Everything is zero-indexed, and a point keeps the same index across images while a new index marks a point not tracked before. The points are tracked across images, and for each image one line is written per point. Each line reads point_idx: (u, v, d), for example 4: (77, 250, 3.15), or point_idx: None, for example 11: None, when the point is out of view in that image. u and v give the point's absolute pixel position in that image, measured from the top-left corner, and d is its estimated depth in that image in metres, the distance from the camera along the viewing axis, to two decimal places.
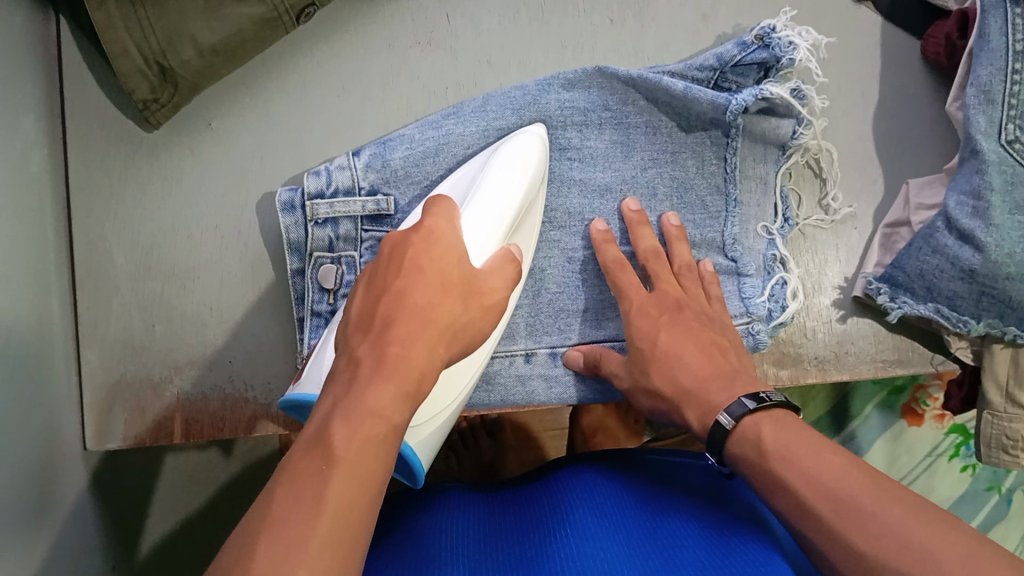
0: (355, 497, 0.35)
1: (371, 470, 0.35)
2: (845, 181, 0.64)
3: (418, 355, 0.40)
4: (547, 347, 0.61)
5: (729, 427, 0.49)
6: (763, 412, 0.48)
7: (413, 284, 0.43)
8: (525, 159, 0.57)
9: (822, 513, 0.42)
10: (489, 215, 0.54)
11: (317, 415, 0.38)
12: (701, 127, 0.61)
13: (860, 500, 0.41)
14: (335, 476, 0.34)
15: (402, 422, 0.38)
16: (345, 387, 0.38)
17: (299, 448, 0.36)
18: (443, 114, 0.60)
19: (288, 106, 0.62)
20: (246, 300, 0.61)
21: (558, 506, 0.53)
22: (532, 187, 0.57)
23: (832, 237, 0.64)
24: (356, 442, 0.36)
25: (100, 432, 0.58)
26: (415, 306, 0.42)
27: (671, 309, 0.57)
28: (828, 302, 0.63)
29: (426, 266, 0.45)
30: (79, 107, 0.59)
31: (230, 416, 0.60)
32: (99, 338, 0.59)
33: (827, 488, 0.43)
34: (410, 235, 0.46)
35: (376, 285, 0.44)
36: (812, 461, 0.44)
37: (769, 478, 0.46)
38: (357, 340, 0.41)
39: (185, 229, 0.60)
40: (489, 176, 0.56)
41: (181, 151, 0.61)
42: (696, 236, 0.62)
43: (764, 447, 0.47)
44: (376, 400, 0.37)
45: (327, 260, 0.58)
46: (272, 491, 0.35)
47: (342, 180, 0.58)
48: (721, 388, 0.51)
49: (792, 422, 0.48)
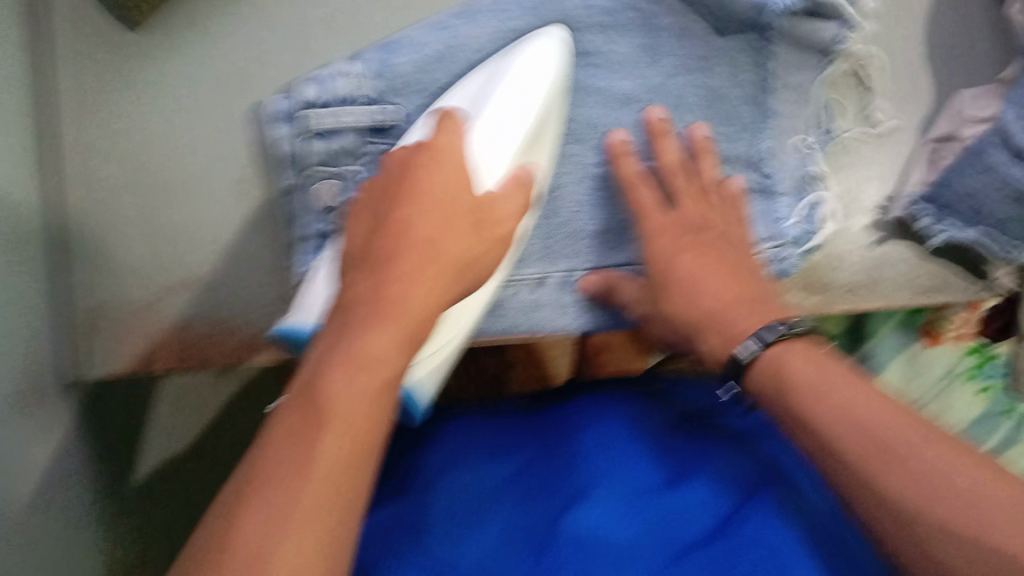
0: (347, 456, 0.34)
1: (360, 425, 0.35)
2: (893, 91, 0.59)
3: (419, 293, 0.39)
4: (564, 271, 0.57)
5: (747, 360, 0.47)
6: (784, 339, 0.46)
7: (419, 214, 0.42)
8: (544, 68, 0.53)
9: (852, 454, 0.40)
10: (502, 140, 0.51)
11: (312, 361, 0.37)
12: (736, 29, 0.55)
13: (892, 436, 0.39)
14: (328, 430, 0.34)
15: (397, 373, 0.37)
16: (339, 331, 0.37)
17: (292, 397, 0.36)
18: (453, 13, 0.56)
19: (280, 2, 0.57)
20: (241, 218, 0.57)
21: (574, 436, 0.52)
22: (548, 105, 0.53)
23: (875, 152, 0.59)
24: (347, 394, 0.35)
25: (89, 353, 0.56)
26: (421, 237, 0.41)
27: (691, 233, 0.55)
28: (863, 224, 0.59)
29: (430, 194, 0.43)
30: (60, 5, 0.54)
31: (226, 340, 0.57)
32: (92, 258, 0.56)
33: (862, 424, 0.40)
34: (418, 152, 0.44)
35: (378, 212, 0.43)
36: (862, 406, 0.41)
37: (794, 414, 0.43)
38: (353, 275, 0.40)
39: (175, 138, 0.56)
40: (502, 90, 0.52)
41: (168, 53, 0.56)
42: (726, 149, 0.57)
43: (789, 383, 0.44)
44: (372, 350, 0.36)
45: (328, 174, 0.55)
46: (262, 451, 0.34)
47: (342, 87, 0.54)
48: (745, 312, 0.50)
49: (812, 351, 0.45)
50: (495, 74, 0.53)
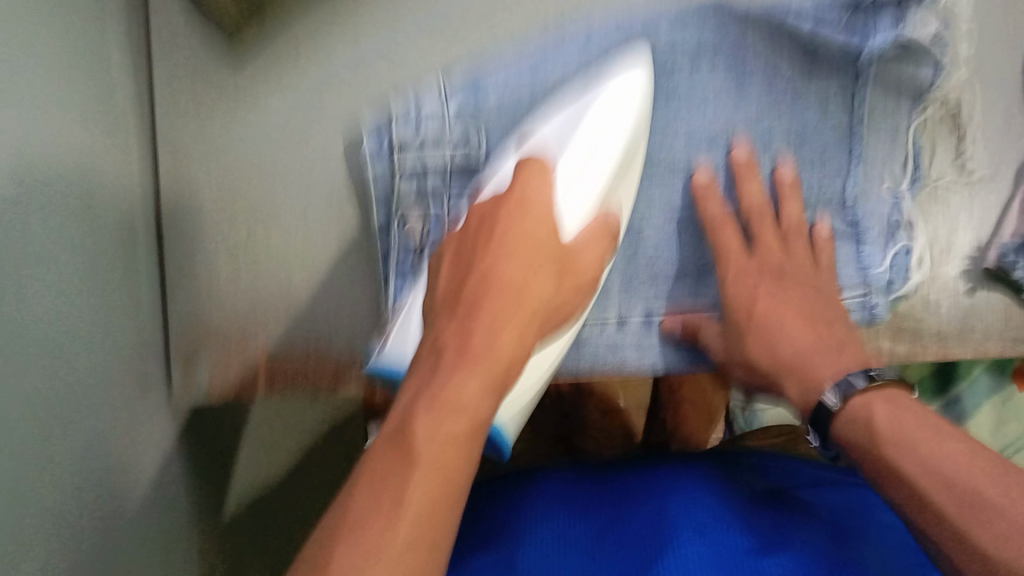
0: (439, 499, 0.32)
1: (454, 470, 0.33)
2: (988, 136, 0.57)
3: (505, 343, 0.39)
4: (642, 313, 0.58)
5: (835, 408, 0.45)
6: (876, 390, 0.43)
7: (501, 260, 0.43)
8: (626, 108, 0.53)
9: (940, 504, 0.37)
10: (586, 174, 0.52)
11: (399, 405, 0.36)
12: (827, 73, 0.55)
13: (989, 496, 0.36)
14: (415, 476, 0.32)
15: (485, 417, 0.36)
16: (426, 377, 0.36)
17: (379, 443, 0.34)
18: (534, 56, 0.57)
19: (374, 40, 0.58)
20: (334, 249, 0.59)
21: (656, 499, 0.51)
22: (634, 141, 0.54)
23: (968, 201, 0.57)
24: (438, 439, 0.34)
25: (186, 385, 0.59)
26: (503, 283, 0.42)
27: (771, 277, 0.53)
28: (954, 273, 0.57)
29: (515, 245, 0.44)
30: (166, 41, 0.57)
31: (315, 368, 0.60)
32: (188, 284, 0.58)
33: (949, 478, 0.38)
34: (500, 204, 0.47)
35: (464, 257, 0.44)
36: (935, 447, 0.39)
37: (882, 466, 0.41)
38: (442, 321, 0.40)
39: (272, 171, 0.59)
40: (586, 130, 0.53)
41: (266, 88, 0.58)
42: (812, 192, 0.57)
43: (876, 432, 0.42)
44: (460, 392, 0.35)
45: (417, 213, 0.57)
46: (348, 498, 0.32)
47: (432, 128, 0.56)
48: (827, 361, 0.47)
49: (907, 403, 0.43)
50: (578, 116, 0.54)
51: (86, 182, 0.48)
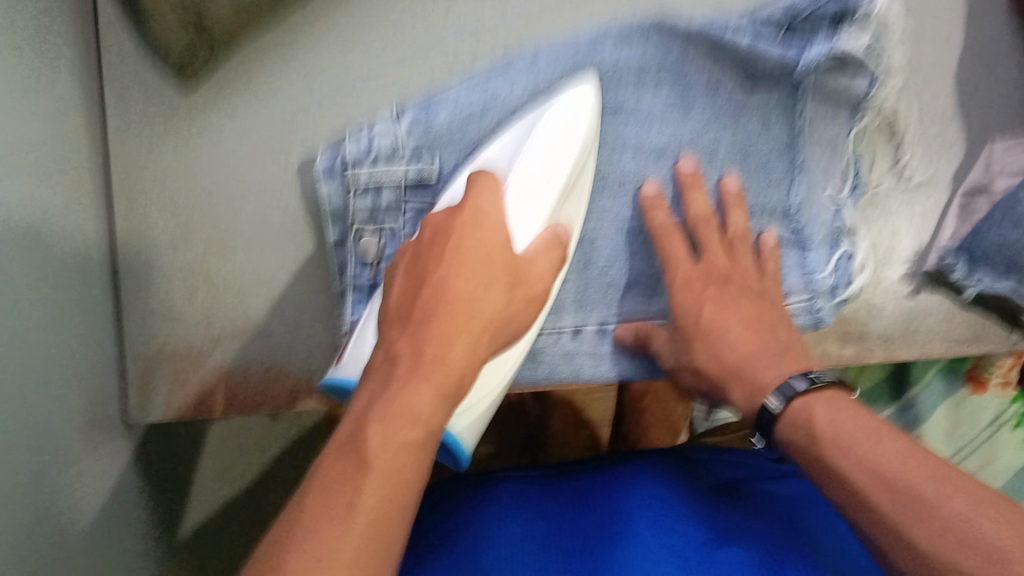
0: (389, 509, 0.33)
1: (406, 477, 0.34)
2: (922, 145, 0.60)
3: (458, 354, 0.39)
4: (596, 322, 0.59)
5: (777, 411, 0.46)
6: (814, 393, 0.45)
7: (454, 272, 0.43)
8: (573, 126, 0.54)
9: (878, 504, 0.39)
10: (536, 192, 0.53)
11: (352, 415, 0.36)
12: (767, 86, 0.57)
13: (925, 493, 0.38)
14: (369, 486, 0.33)
15: (438, 427, 0.37)
16: (383, 383, 0.37)
17: (332, 450, 0.35)
18: (489, 73, 0.57)
19: (328, 65, 0.59)
20: (288, 269, 0.59)
21: (615, 513, 0.52)
22: (581, 157, 0.54)
23: (905, 205, 0.60)
24: (390, 449, 0.34)
25: (143, 402, 0.59)
26: (456, 298, 0.42)
27: (717, 283, 0.54)
28: (896, 276, 0.59)
29: (469, 251, 0.44)
30: (116, 65, 0.56)
31: (272, 389, 0.60)
32: (142, 308, 0.58)
33: (885, 475, 0.39)
34: (455, 215, 0.46)
35: (417, 270, 0.44)
36: (872, 446, 0.40)
37: (822, 466, 0.42)
38: (394, 333, 0.40)
39: (225, 195, 0.59)
40: (535, 147, 0.54)
41: (217, 113, 0.58)
42: (758, 203, 0.58)
43: (816, 434, 0.43)
44: (413, 402, 0.36)
45: (368, 232, 0.57)
46: (302, 500, 0.33)
47: (384, 145, 0.56)
48: (767, 364, 0.49)
49: (845, 403, 0.44)
50: (528, 132, 0.55)
51: (41, 208, 0.48)
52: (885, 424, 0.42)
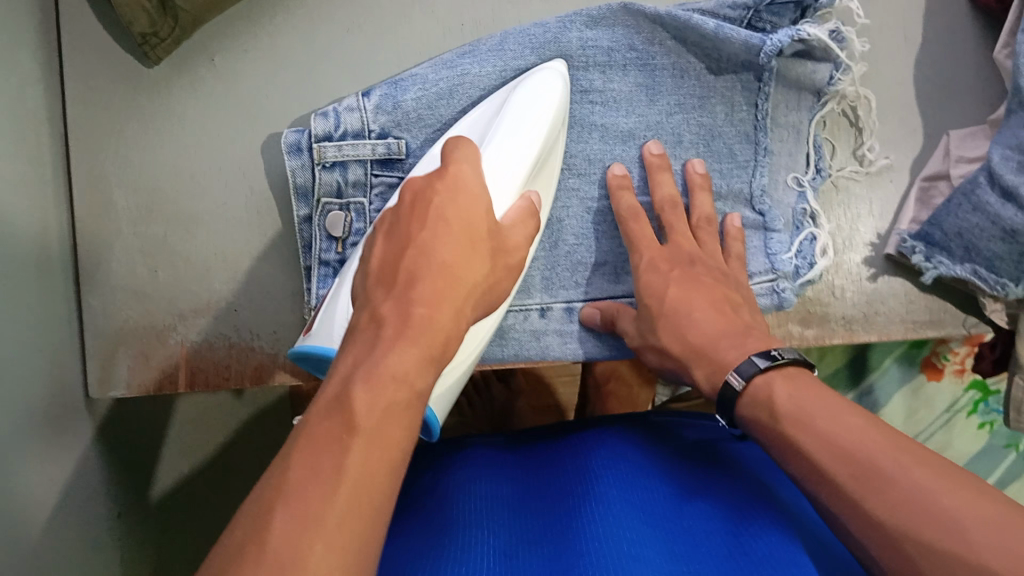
0: (377, 468, 0.33)
1: (393, 438, 0.34)
2: (882, 131, 0.61)
3: (444, 315, 0.39)
4: (563, 302, 0.59)
5: (739, 387, 0.46)
6: (775, 370, 0.45)
7: (438, 237, 0.42)
8: (547, 101, 0.54)
9: (838, 479, 0.39)
10: (510, 161, 0.52)
11: (337, 376, 0.36)
12: (731, 70, 0.57)
13: (878, 463, 0.38)
14: (356, 446, 0.32)
15: (425, 388, 0.36)
16: (368, 347, 0.36)
17: (318, 411, 0.34)
18: (458, 52, 0.57)
19: (296, 43, 0.59)
20: (252, 246, 0.58)
21: (583, 477, 0.52)
22: (553, 132, 0.54)
23: (866, 190, 0.61)
24: (377, 407, 0.34)
25: (104, 380, 0.57)
26: (441, 263, 0.41)
27: (682, 265, 0.55)
28: (858, 259, 0.60)
29: (452, 219, 0.43)
30: (78, 40, 0.56)
31: (237, 365, 0.58)
32: (102, 283, 0.57)
33: (841, 448, 0.40)
34: (433, 182, 0.45)
35: (399, 234, 0.43)
36: (829, 421, 0.41)
37: (782, 442, 0.43)
38: (379, 296, 0.40)
39: (188, 171, 0.58)
40: (510, 118, 0.53)
41: (182, 88, 0.58)
42: (722, 186, 0.59)
43: (776, 409, 0.43)
44: (399, 364, 0.35)
45: (335, 206, 0.56)
46: (287, 457, 0.32)
47: (351, 122, 0.55)
48: (732, 345, 0.48)
49: (807, 381, 0.44)
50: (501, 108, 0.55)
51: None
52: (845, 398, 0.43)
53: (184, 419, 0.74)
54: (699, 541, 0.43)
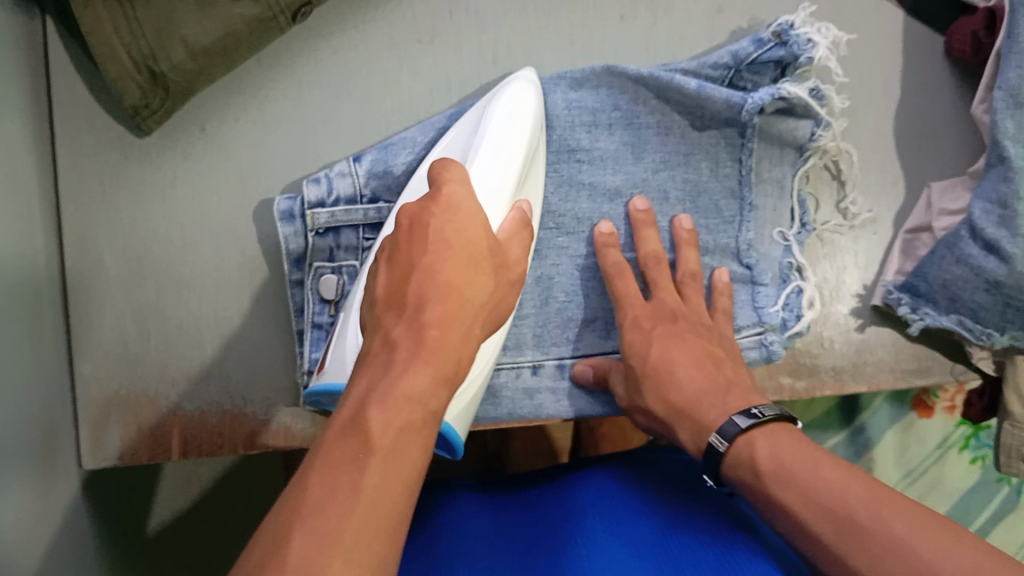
0: (393, 488, 0.33)
1: (407, 460, 0.34)
2: (865, 184, 0.62)
3: (455, 336, 0.39)
4: (555, 358, 0.59)
5: (723, 449, 0.46)
6: (758, 428, 0.45)
7: (442, 260, 0.42)
8: (519, 111, 0.54)
9: (822, 535, 0.39)
10: (500, 173, 0.52)
11: (350, 399, 0.36)
12: (715, 126, 0.58)
13: (859, 518, 0.38)
14: (371, 469, 0.33)
15: (439, 407, 0.37)
16: (382, 369, 0.37)
17: (333, 433, 0.34)
18: (447, 115, 0.58)
19: (285, 110, 0.59)
20: (244, 311, 0.59)
21: (569, 516, 0.52)
22: (534, 136, 0.55)
23: (851, 242, 0.62)
24: (394, 428, 0.34)
25: (97, 450, 0.57)
26: (447, 283, 0.41)
27: (665, 321, 0.55)
28: (845, 310, 0.61)
29: (453, 238, 0.43)
30: (71, 110, 0.57)
31: (229, 432, 0.58)
32: (94, 351, 0.57)
33: (824, 505, 0.40)
34: (429, 207, 0.44)
35: (401, 261, 0.43)
36: (811, 475, 0.41)
37: (767, 500, 0.43)
38: (390, 320, 0.40)
39: (180, 237, 0.58)
40: (491, 129, 0.54)
41: (173, 156, 0.58)
42: (709, 241, 0.60)
43: (760, 468, 0.44)
44: (413, 386, 0.36)
45: (328, 269, 0.57)
46: (303, 479, 0.33)
47: (343, 188, 0.56)
48: (713, 404, 0.49)
49: (789, 436, 0.45)
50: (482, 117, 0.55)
51: None
52: (825, 451, 0.43)
53: (174, 492, 0.73)
54: (683, 570, 0.43)
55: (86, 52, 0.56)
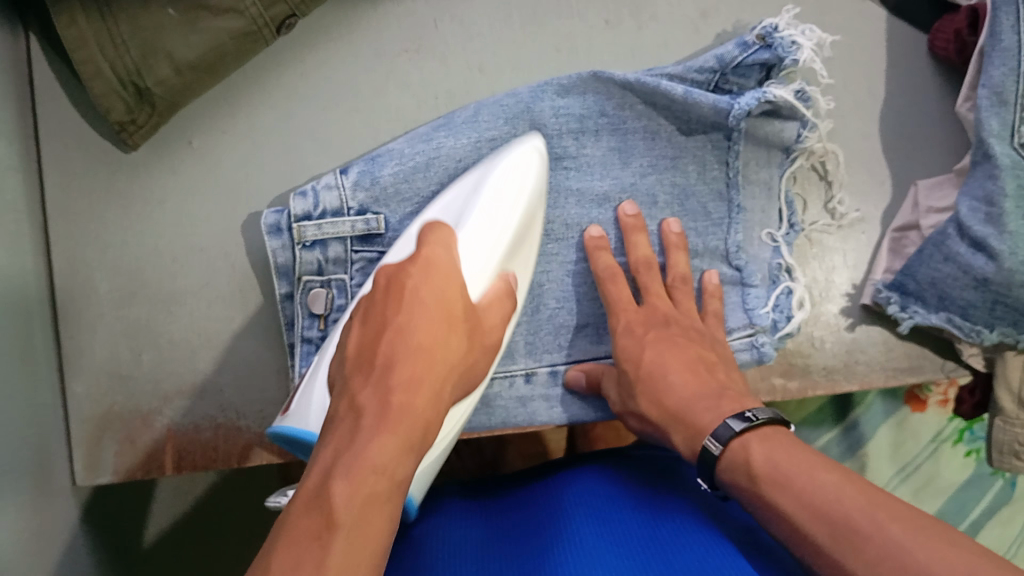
0: (359, 560, 0.33)
1: (372, 532, 0.34)
2: (852, 184, 0.62)
3: (421, 402, 0.40)
4: (548, 365, 0.60)
5: (717, 453, 0.46)
6: (752, 432, 0.46)
7: (415, 321, 0.43)
8: (521, 183, 0.54)
9: (817, 539, 0.39)
10: (483, 244, 0.52)
11: (315, 469, 0.36)
12: (702, 131, 0.58)
13: (855, 522, 0.38)
14: (336, 543, 0.33)
15: (404, 475, 0.37)
16: (348, 437, 0.37)
17: (299, 505, 0.34)
18: (433, 126, 0.58)
19: (272, 123, 0.59)
20: (235, 324, 0.59)
21: (556, 516, 0.52)
22: (529, 211, 0.55)
23: (839, 242, 0.62)
24: (357, 501, 0.34)
25: (91, 467, 0.57)
26: (417, 346, 0.42)
27: (657, 326, 0.55)
28: (835, 310, 0.61)
29: (425, 298, 0.45)
30: (57, 128, 0.57)
31: (224, 446, 0.58)
32: (85, 368, 0.57)
33: (819, 509, 0.40)
34: (406, 267, 0.48)
35: (375, 320, 0.45)
36: (806, 481, 0.41)
37: (763, 503, 0.43)
38: (357, 383, 0.41)
39: (170, 253, 0.58)
40: (486, 198, 0.54)
41: (161, 171, 0.58)
42: (698, 244, 0.60)
43: (755, 471, 0.44)
44: (378, 455, 0.36)
45: (317, 284, 0.57)
46: (267, 556, 0.32)
47: (330, 200, 0.56)
48: (706, 408, 0.49)
49: (783, 440, 0.45)
50: (479, 183, 0.55)
51: None
52: (820, 455, 0.44)
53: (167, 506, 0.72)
54: (669, 563, 0.43)
55: (70, 66, 0.56)
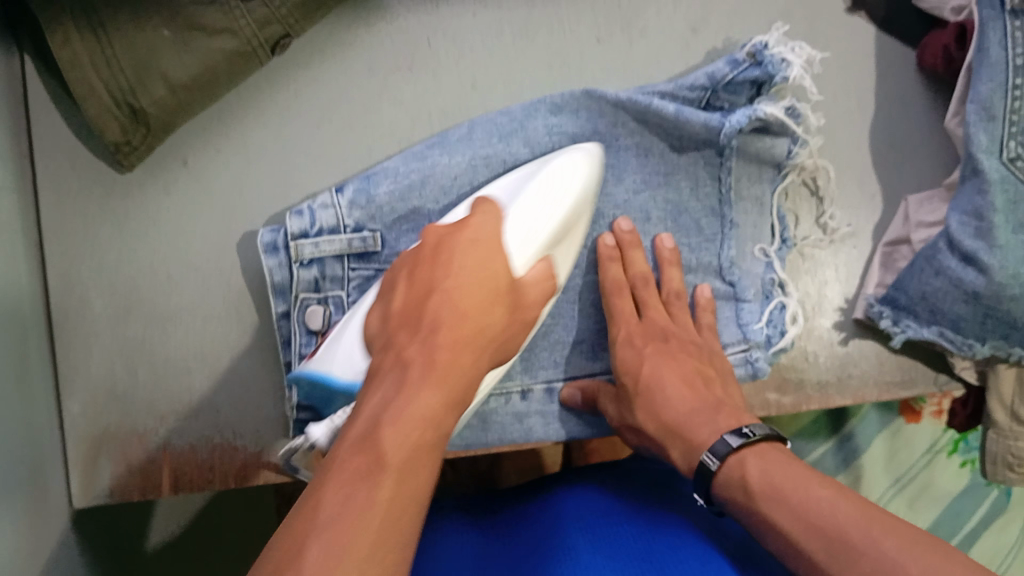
0: (406, 503, 0.33)
1: (420, 475, 0.34)
2: (843, 199, 0.63)
3: (466, 359, 0.41)
4: (543, 382, 0.60)
5: (714, 468, 0.46)
6: (748, 448, 0.46)
7: (461, 289, 0.44)
8: (568, 183, 0.54)
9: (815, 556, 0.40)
10: (527, 227, 0.52)
11: (363, 416, 0.36)
12: (693, 147, 0.59)
13: (851, 539, 0.38)
14: (383, 484, 0.33)
15: (448, 429, 0.37)
16: (397, 384, 0.38)
17: (347, 447, 0.34)
18: (428, 144, 0.58)
19: (266, 141, 0.60)
20: (231, 343, 0.59)
21: (555, 529, 0.52)
22: (574, 212, 0.54)
23: (830, 256, 0.62)
24: (407, 445, 0.34)
25: (87, 488, 0.57)
26: (460, 311, 0.42)
27: (655, 340, 0.56)
28: (828, 324, 0.61)
29: (471, 264, 0.46)
30: (52, 149, 0.57)
31: (219, 466, 0.58)
32: (80, 389, 0.57)
33: (815, 525, 0.40)
34: (457, 231, 0.48)
35: (422, 282, 0.45)
36: (801, 496, 0.42)
37: (760, 520, 0.43)
38: (404, 342, 0.41)
39: (165, 272, 0.58)
40: (534, 191, 0.54)
41: (155, 191, 0.59)
42: (691, 260, 0.60)
43: (751, 488, 0.44)
44: (423, 408, 0.36)
45: (314, 300, 0.57)
46: (313, 495, 0.32)
47: (326, 219, 0.56)
48: (703, 421, 0.49)
49: (778, 457, 0.45)
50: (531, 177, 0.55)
51: None
52: (813, 469, 0.44)
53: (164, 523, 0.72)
54: None
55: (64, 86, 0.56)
